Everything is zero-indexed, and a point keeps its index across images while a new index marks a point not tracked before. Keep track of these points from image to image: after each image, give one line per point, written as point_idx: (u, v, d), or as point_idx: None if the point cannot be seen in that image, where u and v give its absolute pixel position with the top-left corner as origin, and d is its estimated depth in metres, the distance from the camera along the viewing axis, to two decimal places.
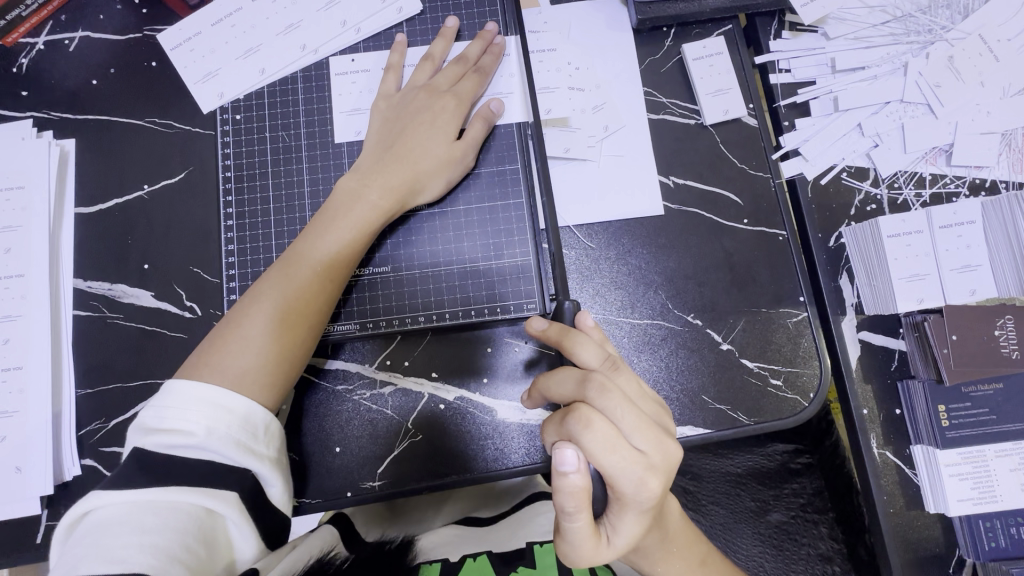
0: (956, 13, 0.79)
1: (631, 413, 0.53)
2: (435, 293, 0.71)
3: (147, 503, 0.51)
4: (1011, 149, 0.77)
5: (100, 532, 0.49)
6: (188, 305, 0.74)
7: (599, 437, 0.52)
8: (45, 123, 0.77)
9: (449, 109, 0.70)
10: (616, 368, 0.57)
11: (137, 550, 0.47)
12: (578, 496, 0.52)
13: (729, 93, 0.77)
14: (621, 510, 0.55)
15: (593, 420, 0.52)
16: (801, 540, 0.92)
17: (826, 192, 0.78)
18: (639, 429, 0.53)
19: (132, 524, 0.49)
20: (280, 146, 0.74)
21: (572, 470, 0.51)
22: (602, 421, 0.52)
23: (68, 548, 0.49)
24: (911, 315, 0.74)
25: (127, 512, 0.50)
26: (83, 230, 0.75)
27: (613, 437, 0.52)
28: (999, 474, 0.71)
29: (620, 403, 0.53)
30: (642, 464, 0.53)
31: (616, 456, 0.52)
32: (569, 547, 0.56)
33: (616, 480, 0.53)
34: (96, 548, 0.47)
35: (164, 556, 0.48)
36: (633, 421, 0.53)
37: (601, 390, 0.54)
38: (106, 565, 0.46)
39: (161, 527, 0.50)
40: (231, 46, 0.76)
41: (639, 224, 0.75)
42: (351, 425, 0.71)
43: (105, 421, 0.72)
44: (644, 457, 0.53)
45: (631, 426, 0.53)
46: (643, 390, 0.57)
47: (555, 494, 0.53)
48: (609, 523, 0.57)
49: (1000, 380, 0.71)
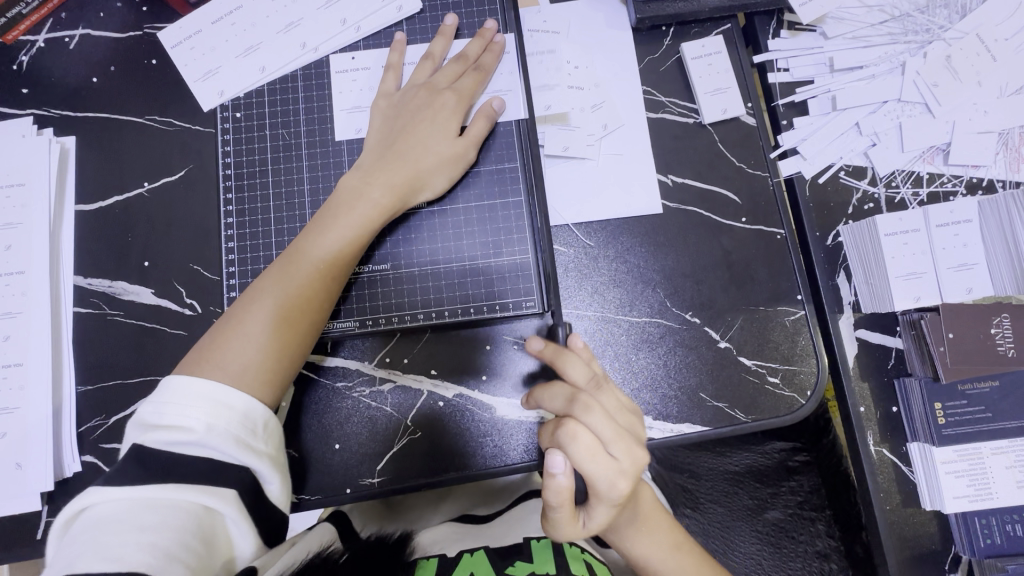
0: (954, 13, 0.80)
1: (610, 424, 0.54)
2: (435, 291, 0.71)
3: (145, 501, 0.51)
4: (1008, 148, 0.77)
5: (99, 528, 0.49)
6: (188, 302, 0.74)
7: (581, 447, 0.53)
8: (45, 120, 0.77)
9: (450, 106, 0.71)
10: (600, 386, 0.58)
11: (136, 548, 0.48)
12: (562, 492, 0.54)
13: (728, 92, 0.77)
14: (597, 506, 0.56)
15: (577, 432, 0.53)
16: (798, 538, 0.93)
17: (824, 191, 0.78)
18: (620, 441, 0.54)
19: (130, 523, 0.50)
20: (280, 144, 0.74)
21: (560, 472, 0.53)
22: (586, 433, 0.53)
23: (66, 545, 0.49)
24: (908, 313, 0.74)
25: (127, 509, 0.50)
26: (83, 227, 0.75)
27: (592, 443, 0.53)
28: (995, 471, 0.71)
29: (602, 418, 0.54)
30: (615, 468, 0.53)
31: (595, 462, 0.53)
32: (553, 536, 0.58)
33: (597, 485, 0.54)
34: (95, 546, 0.48)
35: (164, 556, 0.49)
36: (611, 432, 0.54)
37: (586, 407, 0.54)
38: (107, 565, 0.47)
39: (161, 526, 0.50)
40: (231, 44, 0.76)
41: (637, 222, 0.75)
42: (351, 423, 0.71)
43: (105, 417, 0.72)
44: (619, 463, 0.54)
45: (613, 439, 0.54)
46: (621, 404, 0.58)
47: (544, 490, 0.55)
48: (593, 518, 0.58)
49: (996, 378, 0.72)
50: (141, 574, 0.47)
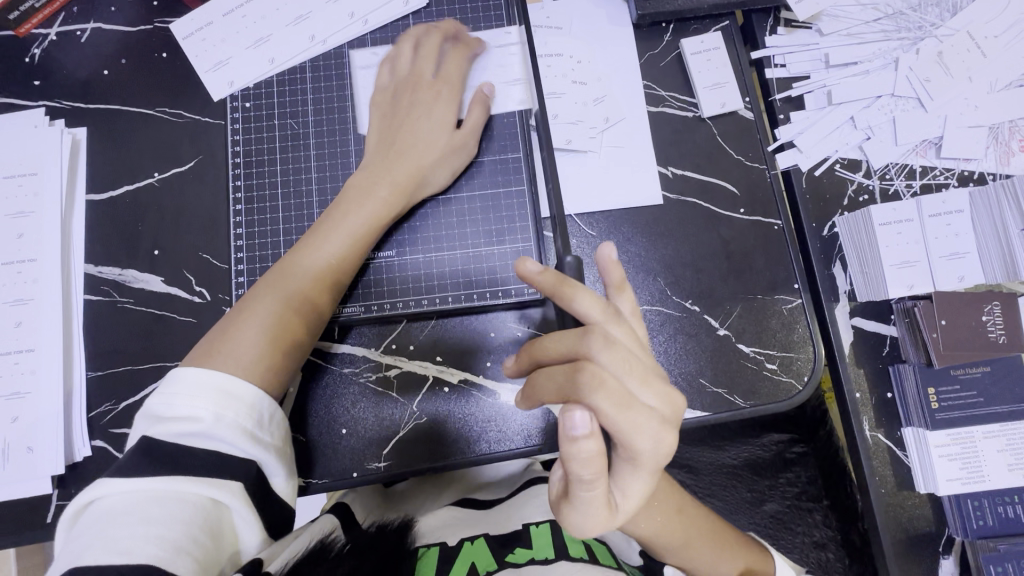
0: (945, 11, 0.82)
1: (633, 367, 0.52)
2: (440, 278, 0.73)
3: (154, 494, 0.51)
4: (998, 142, 0.79)
5: (106, 522, 0.49)
6: (198, 290, 0.75)
7: (612, 397, 0.49)
8: (58, 112, 0.78)
9: (444, 98, 0.73)
10: (612, 315, 0.55)
11: (144, 542, 0.48)
12: (595, 460, 0.49)
13: (725, 86, 0.79)
14: (632, 470, 0.53)
15: (607, 377, 0.50)
16: (797, 529, 0.95)
17: (820, 183, 0.80)
18: (645, 385, 0.52)
19: (139, 514, 0.50)
20: (289, 134, 0.76)
21: (585, 435, 0.47)
22: (613, 380, 0.50)
23: (74, 537, 0.49)
24: (902, 301, 0.76)
25: (133, 503, 0.50)
26: (95, 216, 0.77)
27: (625, 394, 0.50)
28: (986, 454, 0.73)
29: (623, 358, 0.52)
30: (657, 418, 0.51)
31: (632, 413, 0.50)
32: (579, 514, 0.53)
33: (629, 440, 0.50)
34: (102, 540, 0.48)
35: (171, 547, 0.49)
36: (637, 376, 0.52)
37: (606, 345, 0.52)
38: (113, 557, 0.47)
39: (169, 519, 0.50)
40: (242, 36, 0.78)
41: (638, 213, 0.77)
42: (357, 408, 0.73)
43: (115, 403, 0.73)
44: (656, 411, 0.51)
45: (636, 384, 0.51)
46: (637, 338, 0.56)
47: (575, 462, 0.49)
48: (619, 487, 0.54)
49: (987, 364, 0.74)
50: (151, 567, 0.47)
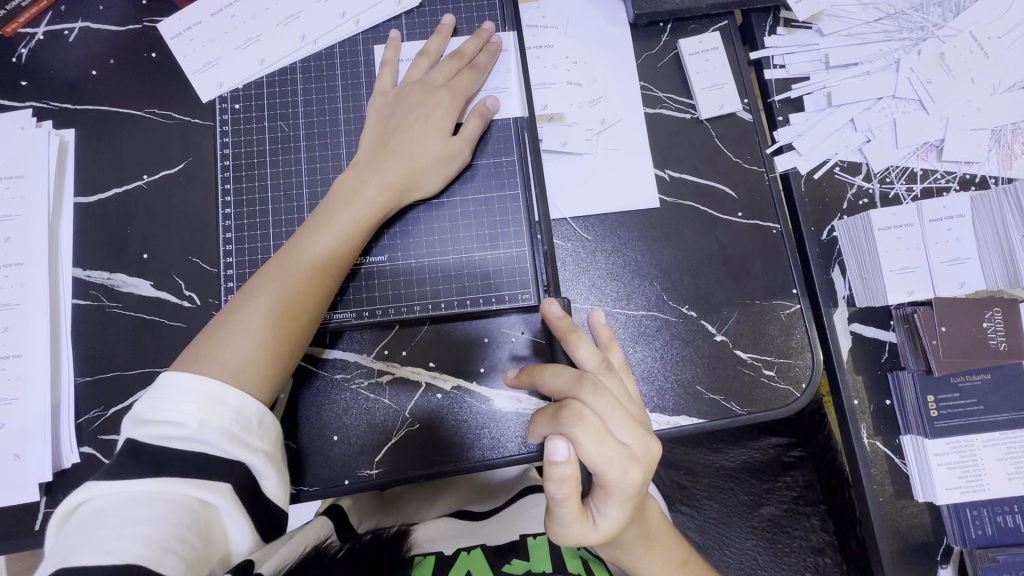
0: (947, 11, 0.81)
1: (618, 409, 0.53)
2: (433, 282, 0.72)
3: (140, 496, 0.50)
4: (1001, 145, 0.78)
5: (94, 522, 0.48)
6: (188, 294, 0.74)
7: (589, 430, 0.51)
8: (45, 113, 0.77)
9: (444, 104, 0.71)
10: (607, 367, 0.58)
11: (130, 541, 0.47)
12: (568, 484, 0.51)
13: (723, 88, 0.78)
14: (604, 497, 0.54)
15: (586, 413, 0.52)
16: (794, 533, 0.94)
17: (820, 186, 0.79)
18: (626, 424, 0.53)
19: (124, 515, 0.49)
20: (279, 136, 0.74)
21: (562, 460, 0.51)
22: (593, 415, 0.52)
23: (62, 538, 0.48)
24: (902, 307, 0.75)
25: (120, 504, 0.50)
26: (83, 219, 0.75)
27: (602, 429, 0.52)
28: (986, 463, 0.72)
29: (610, 402, 0.53)
30: (626, 454, 0.53)
31: (603, 447, 0.52)
32: (553, 533, 0.55)
33: (603, 471, 0.52)
34: (87, 540, 0.47)
35: (159, 547, 0.48)
36: (620, 418, 0.53)
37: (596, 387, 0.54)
38: (97, 557, 0.46)
39: (156, 520, 0.49)
40: (231, 36, 0.76)
41: (635, 216, 0.76)
42: (348, 414, 0.72)
43: (104, 409, 0.72)
44: (628, 448, 0.53)
45: (618, 423, 0.53)
46: (626, 391, 0.59)
47: (547, 484, 0.52)
48: (595, 511, 0.55)
49: (987, 371, 0.73)
50: (137, 566, 0.46)
